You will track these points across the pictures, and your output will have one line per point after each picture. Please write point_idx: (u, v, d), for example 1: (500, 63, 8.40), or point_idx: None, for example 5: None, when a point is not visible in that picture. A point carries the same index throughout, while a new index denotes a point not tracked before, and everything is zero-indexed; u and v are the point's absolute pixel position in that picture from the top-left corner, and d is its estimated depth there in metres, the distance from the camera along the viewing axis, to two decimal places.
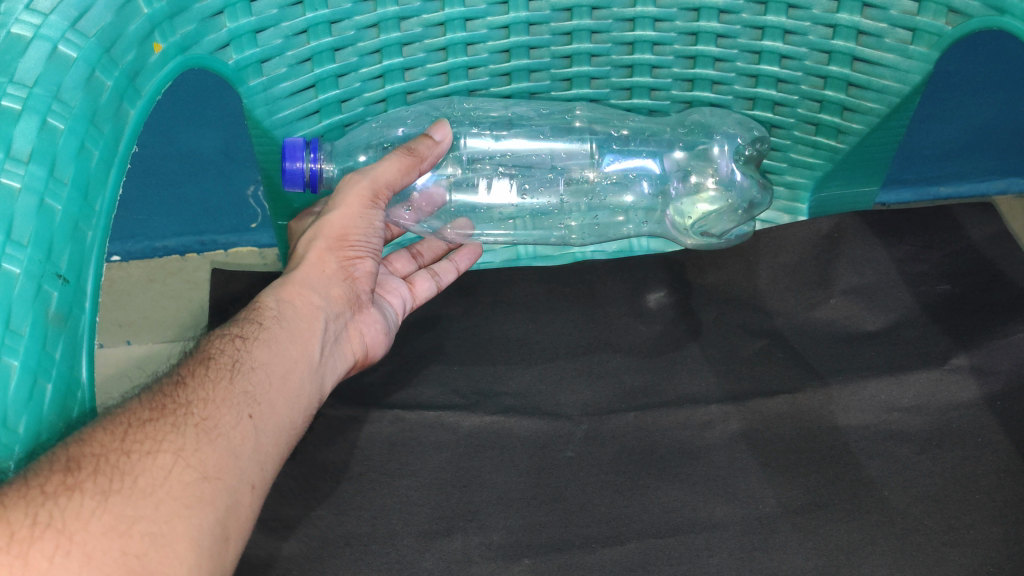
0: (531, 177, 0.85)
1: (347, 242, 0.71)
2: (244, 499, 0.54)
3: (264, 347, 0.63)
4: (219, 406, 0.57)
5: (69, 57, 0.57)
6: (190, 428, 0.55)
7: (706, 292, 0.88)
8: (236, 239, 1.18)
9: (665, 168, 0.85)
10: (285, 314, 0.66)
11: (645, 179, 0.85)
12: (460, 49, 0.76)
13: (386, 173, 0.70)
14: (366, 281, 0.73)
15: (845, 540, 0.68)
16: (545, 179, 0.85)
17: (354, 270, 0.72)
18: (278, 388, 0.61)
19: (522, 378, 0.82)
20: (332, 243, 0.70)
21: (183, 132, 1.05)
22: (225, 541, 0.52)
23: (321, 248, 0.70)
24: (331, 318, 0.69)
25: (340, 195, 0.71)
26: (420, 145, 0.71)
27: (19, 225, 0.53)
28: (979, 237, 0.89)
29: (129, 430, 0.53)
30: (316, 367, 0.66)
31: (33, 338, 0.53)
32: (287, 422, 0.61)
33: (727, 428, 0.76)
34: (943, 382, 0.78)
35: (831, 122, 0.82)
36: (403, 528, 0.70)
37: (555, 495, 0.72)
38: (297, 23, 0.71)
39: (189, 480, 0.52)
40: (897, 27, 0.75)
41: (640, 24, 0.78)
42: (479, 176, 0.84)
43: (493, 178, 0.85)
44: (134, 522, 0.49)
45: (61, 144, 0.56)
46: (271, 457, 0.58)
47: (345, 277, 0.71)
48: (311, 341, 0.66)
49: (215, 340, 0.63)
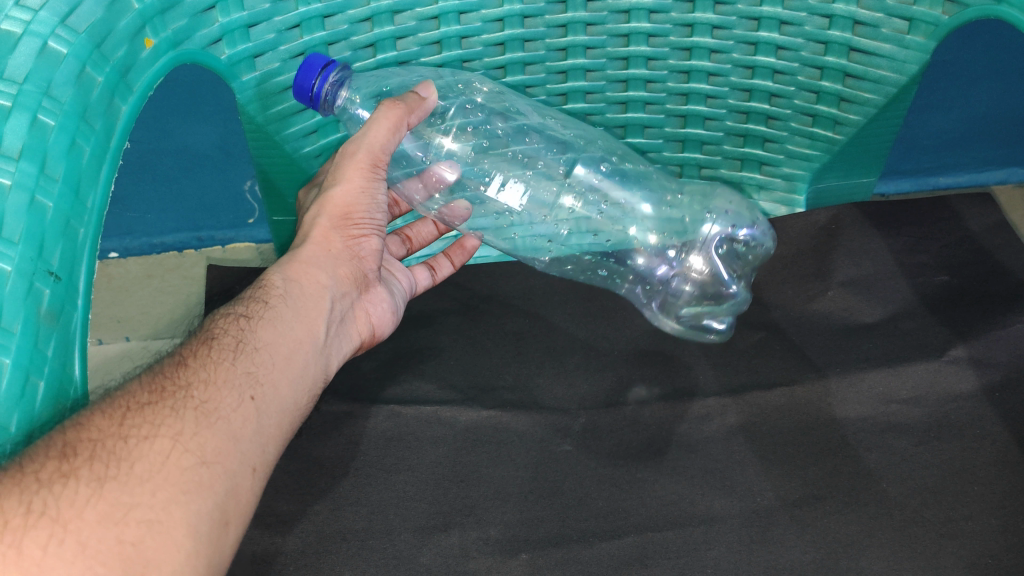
0: (535, 179, 0.83)
1: (350, 219, 0.70)
2: (244, 482, 0.54)
3: (269, 327, 0.63)
4: (220, 388, 0.57)
5: (58, 52, 0.57)
6: (189, 411, 0.54)
7: None
8: (233, 235, 1.18)
9: (650, 235, 0.84)
10: (291, 293, 0.66)
11: (638, 252, 0.85)
12: (455, 42, 0.76)
13: (377, 137, 0.67)
14: (373, 259, 0.73)
15: (843, 533, 0.68)
16: (543, 180, 0.83)
17: (360, 248, 0.72)
18: (283, 367, 0.61)
19: (519, 372, 0.82)
20: (336, 220, 0.70)
21: (179, 128, 1.04)
22: (225, 526, 0.52)
23: (326, 225, 0.70)
24: (338, 297, 0.69)
25: (340, 169, 0.70)
26: (408, 98, 0.68)
27: (9, 223, 0.53)
28: (977, 229, 0.89)
29: (127, 414, 0.53)
30: (321, 347, 0.66)
31: (25, 336, 0.52)
32: (291, 402, 0.61)
33: (725, 421, 0.76)
34: (941, 374, 0.77)
35: (828, 113, 0.81)
36: (400, 524, 0.70)
37: (553, 489, 0.72)
38: (290, 17, 0.70)
39: (187, 464, 0.52)
40: (893, 17, 0.74)
41: (635, 16, 0.77)
42: (499, 171, 0.83)
43: (509, 177, 0.84)
44: (129, 509, 0.48)
45: (52, 141, 0.56)
46: (274, 438, 0.58)
47: (351, 256, 0.71)
48: (317, 319, 0.66)
49: (219, 320, 0.63)
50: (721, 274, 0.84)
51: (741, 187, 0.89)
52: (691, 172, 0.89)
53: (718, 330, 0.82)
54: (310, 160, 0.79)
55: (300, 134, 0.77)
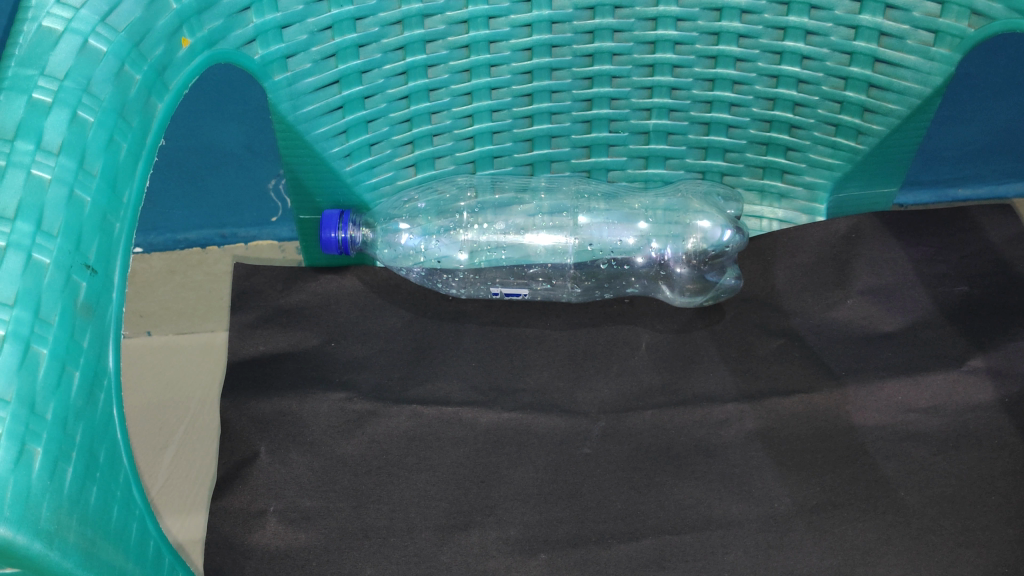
0: (541, 223, 0.91)
1: (455, 419, 0.78)
2: None
3: None
4: None
5: (99, 50, 0.57)
6: None
7: (737, 299, 0.86)
8: (256, 233, 1.20)
9: (632, 236, 0.92)
10: None
11: (638, 253, 0.92)
12: (484, 47, 0.77)
13: (444, 390, 0.80)
14: (465, 410, 0.78)
15: (861, 539, 0.69)
16: (551, 226, 0.91)
17: (457, 415, 0.78)
18: None
19: (540, 375, 0.82)
20: (446, 429, 0.77)
21: (206, 126, 1.06)
22: None
23: (449, 443, 0.76)
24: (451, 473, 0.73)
25: (434, 404, 0.79)
26: (449, 390, 0.80)
27: (49, 216, 0.51)
28: (997, 240, 0.87)
29: None
30: None
31: (62, 327, 0.50)
32: None
33: (743, 427, 0.76)
34: (960, 384, 0.77)
35: (851, 123, 0.82)
36: (421, 522, 0.71)
37: (572, 490, 0.73)
38: (323, 19, 0.72)
39: None
40: (919, 29, 0.75)
41: (662, 23, 0.78)
42: (483, 221, 0.90)
43: (498, 219, 0.91)
44: None
45: (91, 137, 0.55)
46: None
47: (456, 442, 0.76)
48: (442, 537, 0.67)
49: None
50: (714, 235, 0.90)
51: (761, 195, 0.90)
52: (713, 178, 0.89)
53: (731, 241, 0.89)
54: (338, 159, 0.80)
55: (328, 135, 0.78)
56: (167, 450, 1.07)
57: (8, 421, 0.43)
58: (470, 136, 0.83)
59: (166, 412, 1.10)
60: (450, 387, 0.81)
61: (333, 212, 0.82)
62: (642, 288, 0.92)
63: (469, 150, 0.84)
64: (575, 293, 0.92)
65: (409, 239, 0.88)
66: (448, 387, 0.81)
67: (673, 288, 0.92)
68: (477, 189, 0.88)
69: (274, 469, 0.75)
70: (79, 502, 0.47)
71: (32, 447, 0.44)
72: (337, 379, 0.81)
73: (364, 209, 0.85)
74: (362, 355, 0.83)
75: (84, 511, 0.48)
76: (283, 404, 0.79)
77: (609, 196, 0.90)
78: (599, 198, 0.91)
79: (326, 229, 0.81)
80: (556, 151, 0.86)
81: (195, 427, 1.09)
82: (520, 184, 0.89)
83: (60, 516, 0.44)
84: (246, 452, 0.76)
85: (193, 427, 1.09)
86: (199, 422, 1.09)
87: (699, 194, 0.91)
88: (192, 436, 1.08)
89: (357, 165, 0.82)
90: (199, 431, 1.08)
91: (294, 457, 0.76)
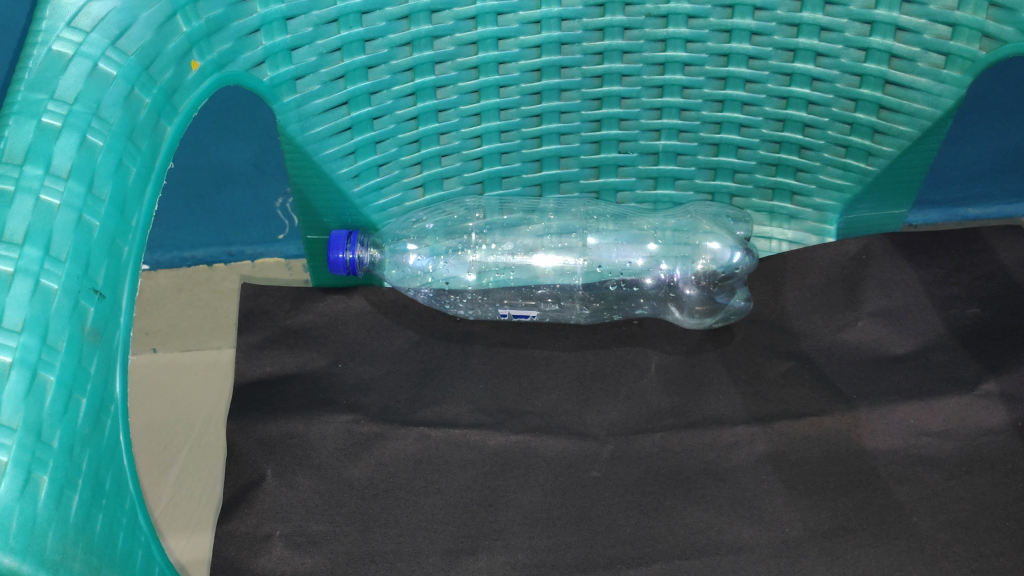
0: (549, 245, 0.91)
1: (462, 441, 0.77)
2: None
3: None
4: None
5: (108, 73, 0.57)
6: None
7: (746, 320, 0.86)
8: (263, 250, 1.20)
9: (642, 257, 0.91)
10: None
11: (647, 274, 0.91)
12: (493, 68, 0.77)
13: (451, 411, 0.80)
14: (471, 432, 0.78)
15: (873, 566, 0.68)
16: (560, 248, 0.91)
17: (466, 437, 0.78)
18: None
19: (548, 397, 0.81)
20: (454, 450, 0.77)
21: (214, 145, 1.06)
22: None
23: (457, 466, 0.76)
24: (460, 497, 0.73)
25: (441, 426, 0.79)
26: (457, 412, 0.80)
27: (57, 241, 0.50)
28: (1009, 262, 0.87)
29: None
30: None
31: (70, 353, 0.50)
32: None
33: (754, 450, 0.76)
34: (972, 408, 0.77)
35: (861, 144, 0.82)
36: (428, 547, 0.71)
37: (580, 514, 0.72)
38: (333, 40, 0.72)
39: None
40: (930, 52, 0.75)
41: (671, 45, 0.78)
42: (492, 243, 0.90)
43: (507, 241, 0.90)
44: None
45: (100, 161, 0.55)
46: None
47: (465, 464, 0.76)
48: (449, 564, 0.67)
49: None
50: (725, 256, 0.89)
51: (771, 215, 0.89)
52: (722, 199, 0.89)
53: (743, 261, 0.88)
54: (346, 180, 0.80)
55: (336, 155, 0.78)
56: (171, 470, 1.05)
57: (13, 449, 0.43)
58: (478, 156, 0.83)
59: (170, 431, 1.08)
60: (457, 408, 0.80)
61: (341, 232, 0.82)
62: (650, 309, 0.91)
63: (477, 171, 0.84)
64: (583, 314, 0.91)
65: (417, 259, 0.88)
66: (455, 408, 0.80)
67: (682, 309, 0.90)
68: (484, 211, 0.88)
69: (280, 492, 0.75)
70: (85, 530, 0.47)
71: (39, 475, 0.44)
72: (344, 402, 0.81)
73: (372, 229, 0.85)
74: (369, 377, 0.83)
75: (90, 539, 0.47)
76: (290, 427, 0.79)
77: (618, 217, 0.91)
78: (608, 218, 0.91)
79: (334, 250, 0.81)
80: (564, 172, 0.85)
81: (200, 446, 1.07)
82: (528, 207, 0.89)
83: (65, 544, 0.44)
84: (253, 475, 0.76)
85: (198, 446, 1.07)
86: (205, 442, 1.08)
87: (707, 217, 0.90)
88: (197, 456, 1.06)
89: (365, 185, 0.81)
90: (204, 451, 1.07)
91: (301, 480, 0.75)
